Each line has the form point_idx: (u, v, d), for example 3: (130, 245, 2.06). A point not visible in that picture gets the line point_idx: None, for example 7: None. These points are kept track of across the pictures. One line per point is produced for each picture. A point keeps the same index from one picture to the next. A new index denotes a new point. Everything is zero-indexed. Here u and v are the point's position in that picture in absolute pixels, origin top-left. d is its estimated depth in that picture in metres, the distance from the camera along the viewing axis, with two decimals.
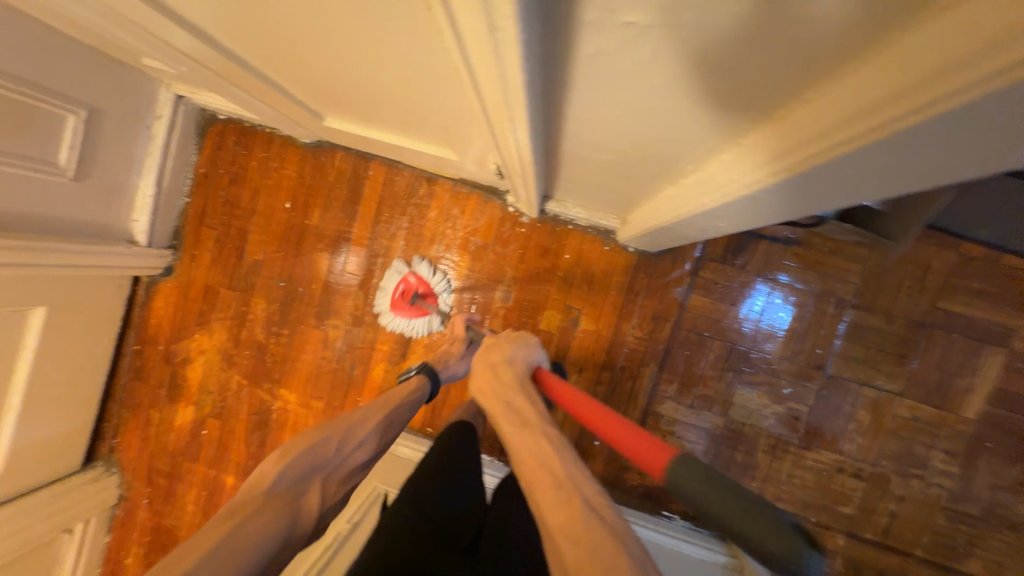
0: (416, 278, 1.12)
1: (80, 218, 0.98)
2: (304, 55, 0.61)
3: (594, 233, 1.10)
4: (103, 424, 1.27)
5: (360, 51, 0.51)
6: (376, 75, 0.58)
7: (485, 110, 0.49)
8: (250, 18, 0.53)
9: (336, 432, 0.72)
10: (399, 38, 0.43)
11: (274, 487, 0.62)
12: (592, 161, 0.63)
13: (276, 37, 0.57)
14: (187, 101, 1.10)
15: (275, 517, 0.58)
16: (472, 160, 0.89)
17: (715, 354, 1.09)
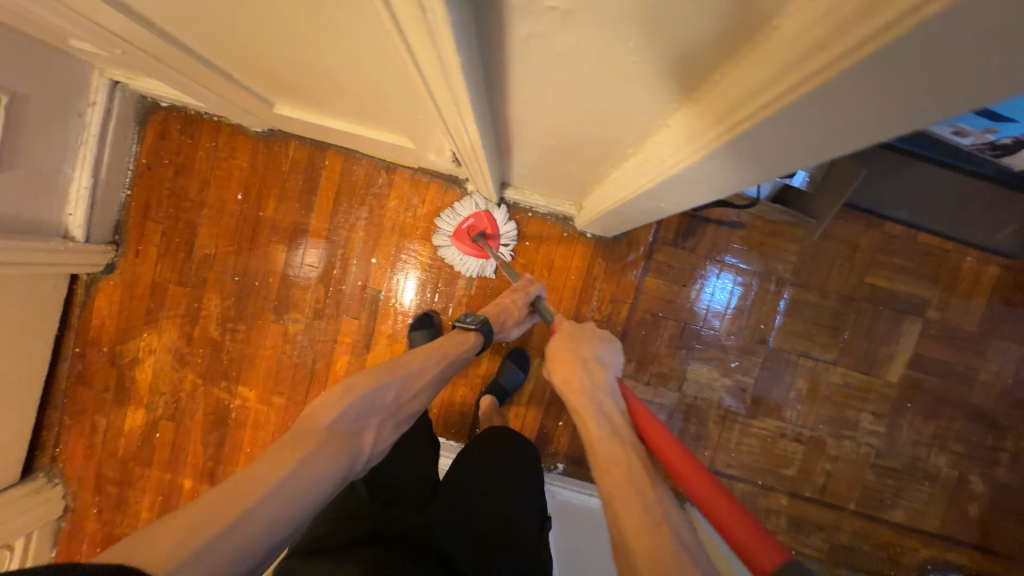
0: (487, 218, 1.11)
1: (7, 212, 0.91)
2: (247, 38, 0.59)
3: (553, 220, 1.13)
4: (42, 433, 1.19)
5: (305, 35, 0.51)
6: (323, 60, 0.58)
7: (432, 95, 0.50)
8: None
9: (398, 378, 0.74)
10: (342, 20, 0.43)
11: (341, 421, 0.64)
12: (540, 145, 0.65)
13: (218, 20, 0.56)
14: (124, 87, 1.04)
15: (337, 452, 0.60)
16: (430, 149, 0.90)
17: (669, 333, 1.16)
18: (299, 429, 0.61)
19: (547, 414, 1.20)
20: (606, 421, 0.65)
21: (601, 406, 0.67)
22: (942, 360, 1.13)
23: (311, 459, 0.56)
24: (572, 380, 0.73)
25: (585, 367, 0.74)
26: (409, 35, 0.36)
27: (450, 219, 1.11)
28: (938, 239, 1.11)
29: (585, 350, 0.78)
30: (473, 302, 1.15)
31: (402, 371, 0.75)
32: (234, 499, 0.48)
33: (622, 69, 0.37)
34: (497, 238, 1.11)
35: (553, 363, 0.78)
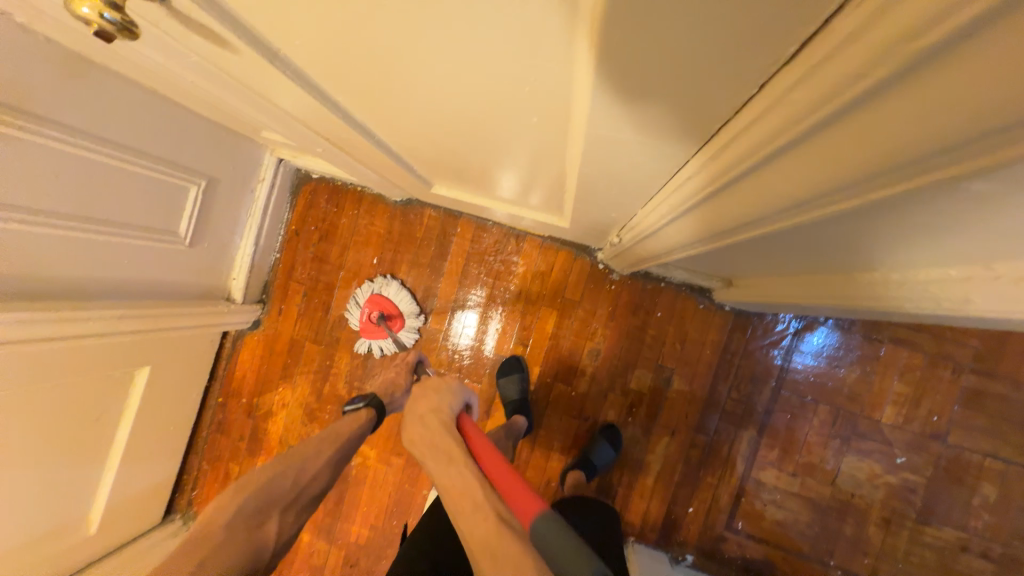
0: (382, 300, 1.16)
1: (190, 280, 1.01)
2: (462, 147, 0.61)
3: (687, 292, 1.09)
4: (182, 476, 1.27)
5: (552, 151, 0.51)
6: (544, 167, 0.58)
7: (681, 214, 0.48)
8: (429, 124, 0.54)
9: (288, 464, 0.77)
10: (626, 158, 0.42)
11: (234, 522, 0.69)
12: (749, 247, 0.61)
13: (447, 138, 0.58)
14: (286, 164, 1.14)
15: (236, 552, 0.66)
16: (584, 230, 0.90)
17: (820, 420, 1.05)
18: (188, 544, 0.65)
19: (674, 498, 1.11)
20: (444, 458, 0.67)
21: (437, 446, 0.69)
22: None
23: (204, 564, 0.62)
24: (413, 435, 0.73)
25: (419, 418, 0.74)
26: (757, 187, 0.34)
27: (353, 315, 1.17)
28: None
29: (428, 402, 0.77)
30: (598, 373, 1.12)
31: (294, 459, 0.78)
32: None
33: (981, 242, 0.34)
34: (399, 318, 1.15)
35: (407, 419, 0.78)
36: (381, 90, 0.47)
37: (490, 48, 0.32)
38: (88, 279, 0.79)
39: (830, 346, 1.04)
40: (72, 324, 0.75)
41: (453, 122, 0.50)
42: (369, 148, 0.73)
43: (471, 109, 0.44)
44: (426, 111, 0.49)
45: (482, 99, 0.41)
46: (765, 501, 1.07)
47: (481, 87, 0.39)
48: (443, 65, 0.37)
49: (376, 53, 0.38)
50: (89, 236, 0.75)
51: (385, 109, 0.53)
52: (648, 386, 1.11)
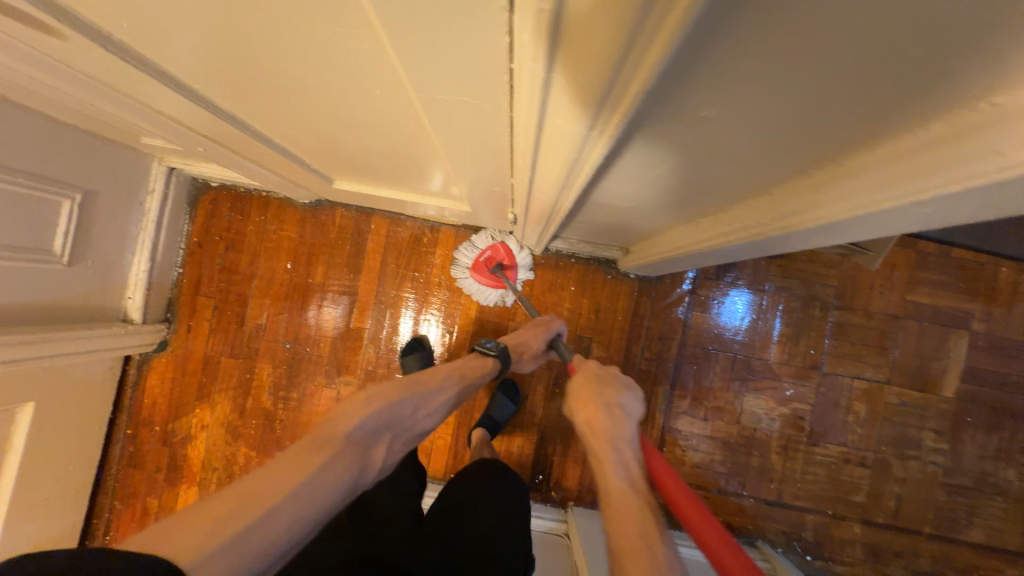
0: (504, 249, 1.11)
1: (74, 302, 0.94)
2: (334, 131, 0.62)
3: (596, 265, 1.17)
4: (92, 521, 1.16)
5: (406, 126, 0.53)
6: (412, 145, 0.61)
7: (530, 178, 0.54)
8: (286, 105, 0.54)
9: (419, 394, 0.72)
10: (460, 121, 0.46)
11: (355, 434, 0.61)
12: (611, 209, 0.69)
13: (314, 120, 0.59)
14: (179, 172, 1.09)
15: (352, 464, 0.58)
16: (487, 212, 0.95)
17: (722, 366, 1.16)
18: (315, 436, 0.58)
19: None
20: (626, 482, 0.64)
21: (624, 462, 0.66)
22: (992, 370, 1.14)
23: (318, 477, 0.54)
24: (594, 422, 0.70)
25: (611, 413, 0.70)
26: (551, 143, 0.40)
27: (469, 250, 1.12)
28: (971, 253, 1.14)
29: (615, 395, 0.74)
30: None
31: (424, 388, 0.73)
32: (251, 503, 0.48)
33: (754, 155, 0.41)
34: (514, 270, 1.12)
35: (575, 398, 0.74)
36: (219, 69, 0.47)
37: (287, 17, 0.34)
38: None
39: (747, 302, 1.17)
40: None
41: (305, 100, 0.51)
42: (249, 143, 0.73)
43: (314, 83, 0.46)
44: (275, 90, 0.50)
45: (317, 72, 0.43)
46: (684, 448, 1.17)
47: (306, 59, 0.40)
48: (257, 38, 0.38)
49: (188, 29, 0.38)
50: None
51: (237, 91, 0.53)
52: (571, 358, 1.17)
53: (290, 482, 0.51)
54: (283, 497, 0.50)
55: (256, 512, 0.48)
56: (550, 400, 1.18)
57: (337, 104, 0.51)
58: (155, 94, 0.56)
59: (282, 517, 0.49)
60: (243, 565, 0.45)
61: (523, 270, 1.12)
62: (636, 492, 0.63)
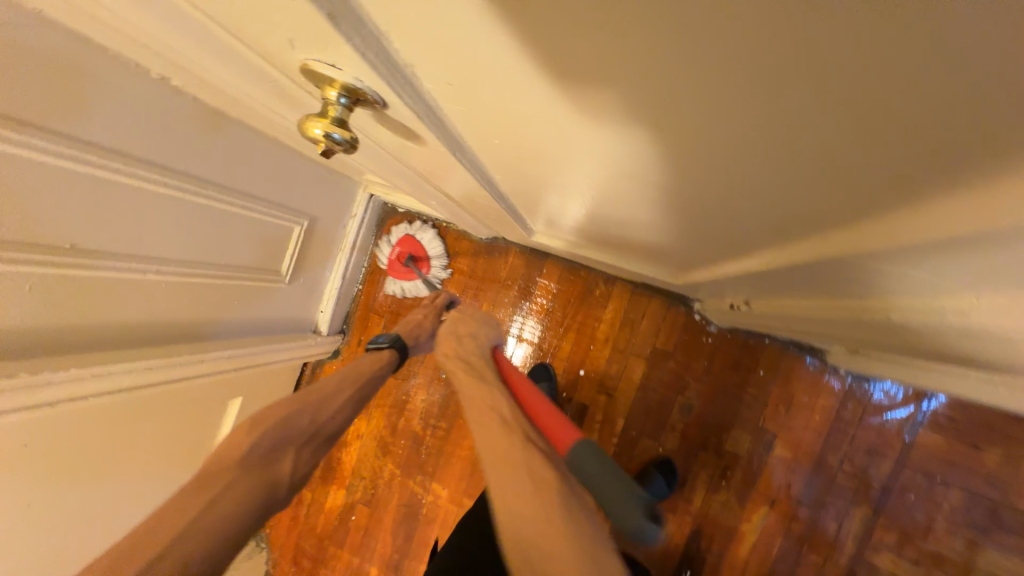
0: (405, 243, 1.17)
1: (285, 314, 1.03)
2: (619, 211, 0.56)
3: (793, 351, 1.00)
4: None
5: (758, 231, 0.44)
6: (718, 241, 0.52)
7: (894, 314, 0.43)
8: (603, 189, 0.48)
9: (311, 401, 0.75)
10: (903, 263, 0.35)
11: (247, 459, 0.65)
12: (939, 357, 0.53)
13: (609, 200, 0.53)
14: (376, 198, 1.15)
15: (251, 485, 0.63)
16: (698, 288, 0.84)
17: (951, 506, 0.93)
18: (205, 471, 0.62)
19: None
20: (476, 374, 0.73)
21: (471, 364, 0.77)
22: None
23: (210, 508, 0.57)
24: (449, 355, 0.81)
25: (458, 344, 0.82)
26: None
27: (383, 253, 1.18)
28: None
29: (468, 327, 0.87)
30: (689, 430, 1.05)
31: (313, 396, 0.76)
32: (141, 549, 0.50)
33: None
34: (427, 261, 1.17)
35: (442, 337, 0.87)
36: (576, 161, 0.41)
37: (839, 142, 0.25)
38: (199, 320, 0.81)
39: (936, 412, 0.94)
40: (170, 371, 0.75)
41: (643, 191, 0.44)
42: (487, 200, 0.70)
43: (696, 184, 0.38)
44: (619, 180, 0.44)
45: (728, 179, 0.35)
46: None
47: (754, 171, 0.32)
48: (721, 147, 0.30)
49: (625, 125, 0.32)
50: (199, 277, 0.76)
51: (555, 175, 0.48)
52: (746, 450, 1.02)
53: (186, 515, 0.55)
54: (180, 535, 0.53)
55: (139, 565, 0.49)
56: (712, 493, 1.04)
57: (673, 198, 0.44)
58: (445, 167, 0.56)
59: (186, 553, 0.52)
60: None
61: (435, 261, 1.16)
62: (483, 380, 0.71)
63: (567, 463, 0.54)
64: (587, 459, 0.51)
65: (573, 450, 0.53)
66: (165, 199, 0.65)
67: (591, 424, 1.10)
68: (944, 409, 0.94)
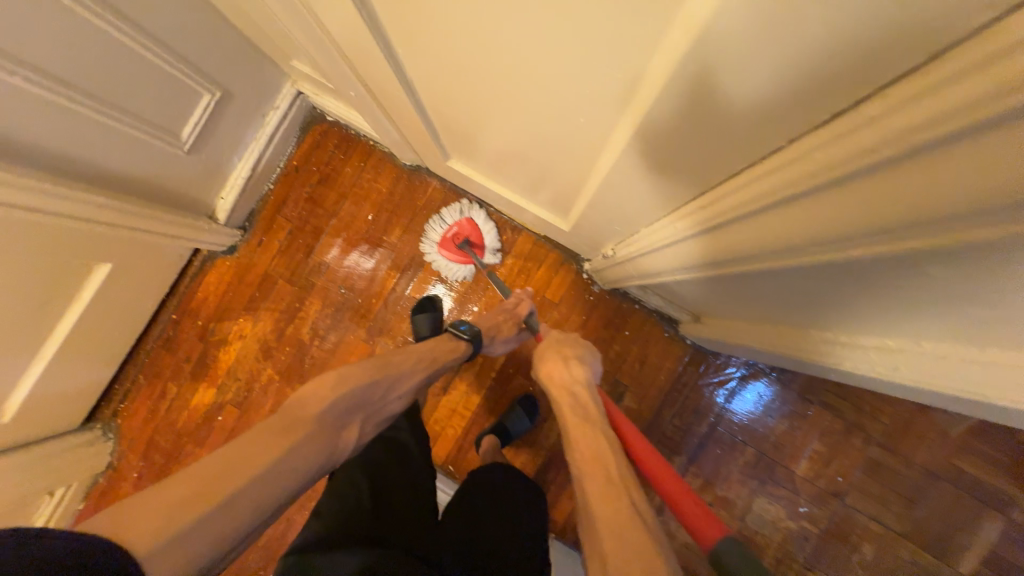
0: (469, 225, 1.14)
1: (178, 188, 0.98)
2: (515, 114, 0.63)
3: (656, 318, 1.16)
4: (113, 387, 1.23)
5: (613, 126, 0.53)
6: (579, 149, 0.62)
7: None
8: (499, 70, 0.54)
9: (387, 378, 0.76)
10: (697, 140, 0.45)
11: (324, 417, 0.65)
12: (732, 288, 0.68)
13: (505, 98, 0.60)
14: (304, 98, 1.12)
15: (321, 448, 0.62)
16: (583, 237, 0.95)
17: (744, 461, 1.15)
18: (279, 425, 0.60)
19: None
20: (582, 415, 0.73)
21: (576, 397, 0.76)
22: None
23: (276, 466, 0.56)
24: (554, 373, 0.81)
25: (566, 361, 0.81)
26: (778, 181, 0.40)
27: (437, 227, 1.15)
28: None
29: (568, 353, 0.84)
30: None
31: (388, 372, 0.77)
32: (204, 499, 0.49)
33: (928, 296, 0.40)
34: (482, 249, 1.15)
35: (542, 362, 0.85)
36: (471, 11, 0.47)
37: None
38: (64, 154, 0.75)
39: (749, 386, 1.16)
40: (23, 197, 0.71)
41: (527, 68, 0.51)
42: (400, 94, 0.73)
43: (561, 54, 0.46)
44: (509, 49, 0.50)
45: (578, 44, 0.42)
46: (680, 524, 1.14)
47: (592, 24, 0.39)
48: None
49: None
50: (69, 103, 0.69)
51: (460, 40, 0.53)
52: None
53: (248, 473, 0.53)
54: (249, 483, 0.52)
55: (205, 510, 0.48)
56: None
57: (542, 85, 0.52)
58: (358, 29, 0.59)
59: None
60: (204, 546, 0.48)
61: (490, 250, 1.15)
62: (595, 426, 0.70)
63: (712, 561, 0.52)
64: (737, 562, 0.50)
65: (718, 549, 0.51)
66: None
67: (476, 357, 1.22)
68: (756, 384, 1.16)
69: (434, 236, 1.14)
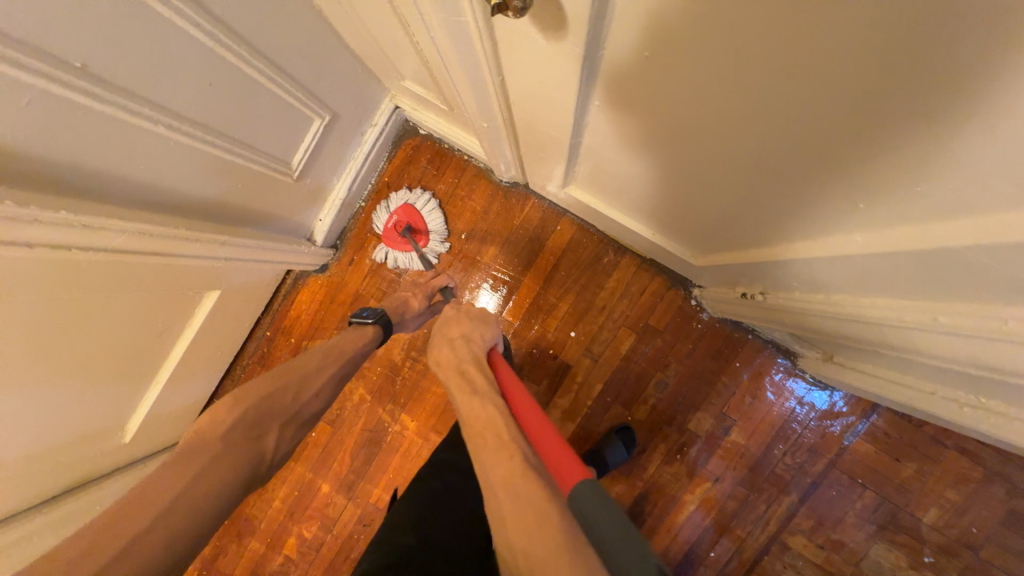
0: (404, 211, 1.12)
1: (284, 214, 0.95)
2: (707, 178, 0.55)
3: (770, 349, 1.08)
4: (213, 400, 1.25)
5: (839, 217, 0.45)
6: (774, 216, 0.54)
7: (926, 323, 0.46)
8: (709, 144, 0.47)
9: (294, 379, 0.75)
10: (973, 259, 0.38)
11: (237, 429, 0.66)
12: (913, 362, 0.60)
13: (695, 159, 0.52)
14: (400, 111, 1.07)
15: (239, 462, 0.64)
16: (714, 272, 0.86)
17: (863, 504, 1.06)
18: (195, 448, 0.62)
19: (699, 544, 1.10)
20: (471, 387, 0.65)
21: (464, 366, 0.69)
22: None
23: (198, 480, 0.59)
24: (442, 357, 0.73)
25: (452, 343, 0.73)
26: None
27: (380, 217, 1.13)
28: None
29: (460, 328, 0.78)
30: (660, 405, 1.11)
31: (302, 372, 0.76)
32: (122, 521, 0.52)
33: None
34: (424, 234, 1.12)
35: (438, 339, 0.78)
36: (718, 99, 0.40)
37: None
38: (196, 194, 0.72)
39: (872, 425, 1.06)
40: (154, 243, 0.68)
41: (755, 153, 0.44)
42: (550, 130, 0.67)
43: (828, 158, 0.38)
44: (742, 136, 0.43)
45: (855, 147, 0.35)
46: (786, 565, 1.08)
47: (913, 148, 0.32)
48: (908, 108, 0.29)
49: (814, 58, 0.30)
50: (204, 145, 0.66)
51: (675, 112, 0.46)
52: (705, 431, 1.10)
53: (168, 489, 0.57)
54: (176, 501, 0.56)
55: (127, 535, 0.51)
56: (665, 464, 1.12)
57: (760, 166, 0.45)
58: (538, 74, 0.54)
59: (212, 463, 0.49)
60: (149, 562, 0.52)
61: (434, 237, 1.12)
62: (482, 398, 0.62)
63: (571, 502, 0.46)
64: (589, 501, 0.44)
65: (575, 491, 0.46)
66: (186, 35, 0.54)
67: (570, 384, 1.13)
68: (880, 423, 1.06)
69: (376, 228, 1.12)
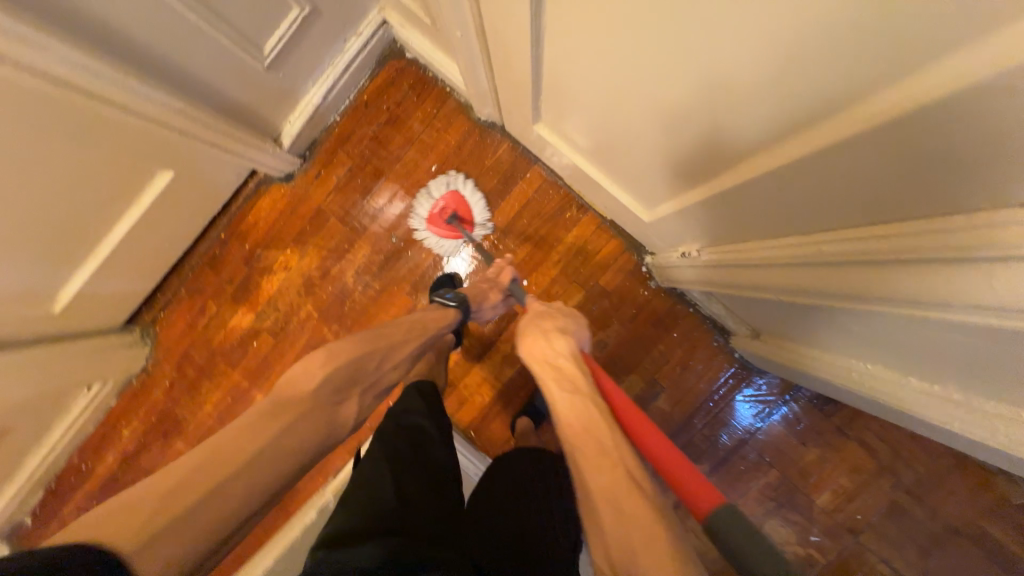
0: (453, 198, 1.11)
1: (249, 104, 0.93)
2: (647, 105, 0.58)
3: (708, 325, 1.13)
4: (156, 294, 1.23)
5: (751, 140, 0.48)
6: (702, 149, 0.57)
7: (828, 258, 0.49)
8: (643, 54, 0.49)
9: (380, 349, 0.72)
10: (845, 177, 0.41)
11: (319, 393, 0.62)
12: (818, 318, 0.64)
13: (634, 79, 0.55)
14: (388, 28, 1.06)
15: (316, 427, 0.60)
16: (662, 230, 0.89)
17: (767, 482, 1.13)
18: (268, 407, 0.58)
19: None
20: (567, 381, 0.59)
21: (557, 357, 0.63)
22: None
23: (274, 443, 0.54)
24: (534, 347, 0.66)
25: (547, 334, 0.67)
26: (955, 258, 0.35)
27: (422, 204, 1.12)
28: None
29: (554, 321, 0.71)
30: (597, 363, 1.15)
31: (385, 342, 0.73)
32: (189, 487, 0.47)
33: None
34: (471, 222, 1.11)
35: (525, 327, 0.70)
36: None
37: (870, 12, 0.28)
38: (154, 53, 0.71)
39: (788, 410, 1.13)
40: (101, 86, 0.67)
41: (677, 63, 0.46)
42: (517, 48, 0.68)
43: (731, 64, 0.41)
44: (667, 43, 0.45)
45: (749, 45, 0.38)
46: None
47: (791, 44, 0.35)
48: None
49: None
50: None
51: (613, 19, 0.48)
52: (635, 394, 1.14)
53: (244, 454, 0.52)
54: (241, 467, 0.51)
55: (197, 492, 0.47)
56: None
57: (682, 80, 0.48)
58: None
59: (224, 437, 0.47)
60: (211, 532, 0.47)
61: (479, 225, 1.12)
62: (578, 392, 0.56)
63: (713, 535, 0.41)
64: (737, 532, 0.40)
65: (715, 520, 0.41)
66: None
67: None
68: (795, 409, 1.13)
69: (420, 212, 1.11)
